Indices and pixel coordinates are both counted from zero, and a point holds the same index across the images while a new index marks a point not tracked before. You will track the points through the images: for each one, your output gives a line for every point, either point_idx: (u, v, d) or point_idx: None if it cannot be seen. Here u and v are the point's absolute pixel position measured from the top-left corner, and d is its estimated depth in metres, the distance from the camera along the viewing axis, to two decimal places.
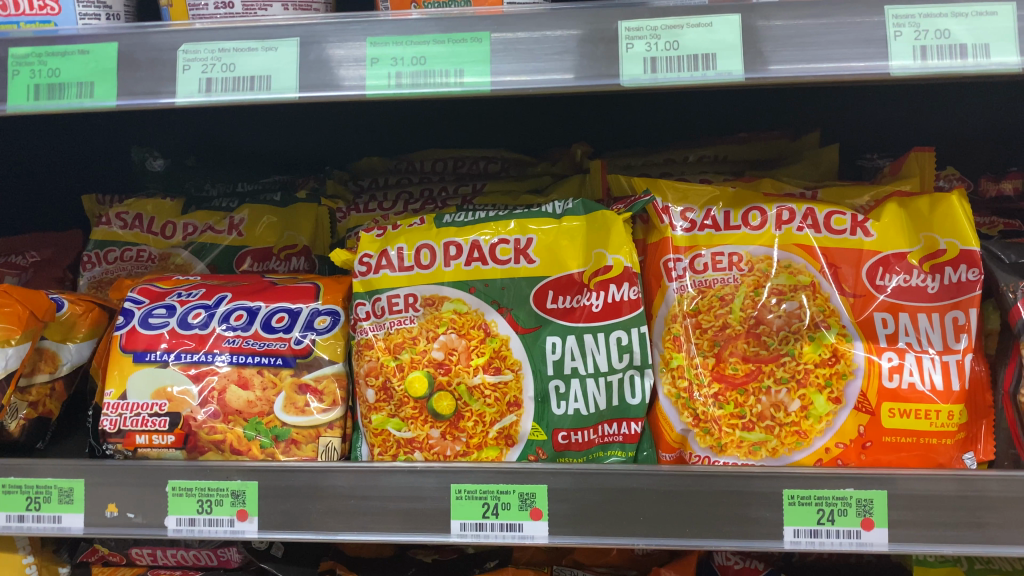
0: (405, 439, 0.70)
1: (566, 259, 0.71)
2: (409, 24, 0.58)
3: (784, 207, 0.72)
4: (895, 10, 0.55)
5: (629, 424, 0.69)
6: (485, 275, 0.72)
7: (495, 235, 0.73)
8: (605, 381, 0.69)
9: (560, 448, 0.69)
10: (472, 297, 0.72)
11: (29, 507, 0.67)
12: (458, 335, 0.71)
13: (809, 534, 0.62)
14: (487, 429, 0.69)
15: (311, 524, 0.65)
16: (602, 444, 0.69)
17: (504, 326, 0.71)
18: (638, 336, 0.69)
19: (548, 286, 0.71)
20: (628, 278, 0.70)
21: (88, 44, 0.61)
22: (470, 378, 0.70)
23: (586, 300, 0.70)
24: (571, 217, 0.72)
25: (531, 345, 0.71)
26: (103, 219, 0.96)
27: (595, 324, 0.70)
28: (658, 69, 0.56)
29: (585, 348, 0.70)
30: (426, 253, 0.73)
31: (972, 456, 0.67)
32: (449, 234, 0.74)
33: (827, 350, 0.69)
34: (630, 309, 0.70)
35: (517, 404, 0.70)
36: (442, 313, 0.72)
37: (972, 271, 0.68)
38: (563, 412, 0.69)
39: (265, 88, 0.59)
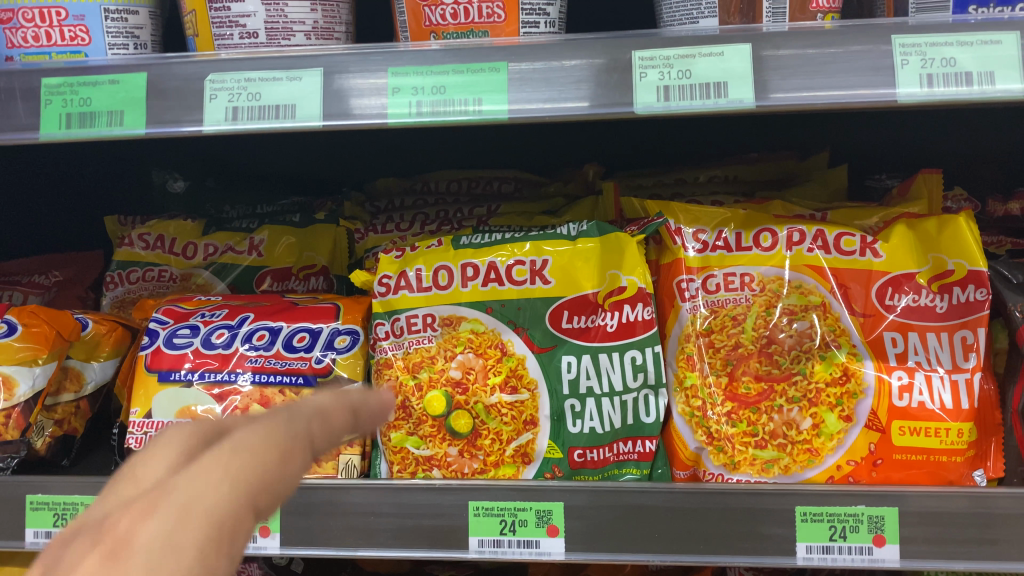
0: (424, 457, 0.71)
1: (581, 280, 0.73)
2: (429, 54, 0.60)
3: (794, 229, 0.74)
4: (902, 38, 0.56)
5: (643, 442, 0.70)
6: (501, 295, 0.74)
7: (511, 257, 0.74)
8: (620, 400, 0.71)
9: (576, 465, 0.71)
10: (489, 317, 0.73)
11: (56, 523, 0.68)
12: (475, 355, 0.73)
13: (821, 550, 0.63)
14: (504, 447, 0.71)
15: (332, 541, 0.66)
16: (617, 462, 0.71)
17: (520, 346, 0.73)
18: (653, 355, 0.71)
19: (563, 306, 0.73)
20: (641, 299, 0.72)
21: (118, 74, 0.63)
22: (488, 397, 0.72)
23: (601, 320, 0.72)
24: (585, 238, 0.74)
25: (547, 364, 0.72)
26: (126, 240, 0.98)
27: (609, 344, 0.71)
28: (671, 97, 0.58)
29: (600, 368, 0.71)
30: (444, 274, 0.75)
31: (982, 473, 0.67)
32: (466, 256, 0.75)
33: (838, 369, 0.70)
34: (643, 329, 0.71)
35: (533, 422, 0.71)
36: (459, 333, 0.74)
37: (980, 291, 0.69)
38: (578, 430, 0.71)
39: (290, 116, 0.61)
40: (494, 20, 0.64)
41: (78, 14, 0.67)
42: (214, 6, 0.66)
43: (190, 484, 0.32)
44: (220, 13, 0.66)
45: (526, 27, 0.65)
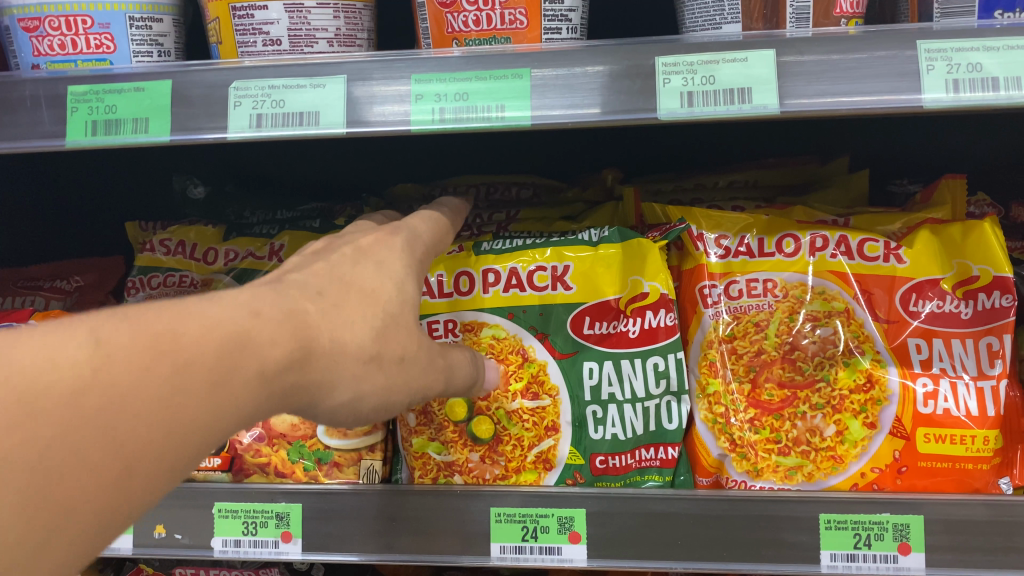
0: (446, 463, 0.72)
1: (603, 286, 0.73)
2: (451, 61, 0.61)
3: (817, 234, 0.73)
4: (927, 44, 0.56)
5: (666, 449, 0.70)
6: (523, 301, 0.74)
7: (533, 262, 0.74)
8: (642, 407, 0.71)
9: (598, 472, 0.70)
10: (510, 323, 0.73)
11: None
12: (497, 360, 0.73)
13: (845, 558, 0.63)
14: (525, 453, 0.72)
15: (349, 546, 0.67)
16: (639, 469, 0.71)
17: (542, 352, 0.73)
18: (675, 362, 0.71)
19: (585, 312, 0.72)
20: (664, 304, 0.71)
21: (143, 82, 0.63)
22: (509, 403, 0.72)
23: (623, 326, 0.72)
24: (606, 244, 0.73)
25: (569, 371, 0.72)
26: (148, 245, 0.99)
27: (631, 350, 0.71)
28: (695, 103, 0.57)
29: (622, 374, 0.71)
30: (465, 280, 0.75)
31: (1008, 480, 0.67)
32: (488, 262, 0.75)
33: (862, 376, 0.70)
34: (667, 335, 0.71)
35: (554, 428, 0.71)
36: (481, 339, 0.74)
37: (1006, 297, 0.68)
38: (600, 437, 0.71)
39: (314, 123, 0.61)
40: (516, 26, 0.64)
41: (103, 22, 0.67)
42: (238, 14, 0.67)
43: (406, 236, 0.57)
44: (243, 21, 0.67)
45: (548, 33, 0.65)
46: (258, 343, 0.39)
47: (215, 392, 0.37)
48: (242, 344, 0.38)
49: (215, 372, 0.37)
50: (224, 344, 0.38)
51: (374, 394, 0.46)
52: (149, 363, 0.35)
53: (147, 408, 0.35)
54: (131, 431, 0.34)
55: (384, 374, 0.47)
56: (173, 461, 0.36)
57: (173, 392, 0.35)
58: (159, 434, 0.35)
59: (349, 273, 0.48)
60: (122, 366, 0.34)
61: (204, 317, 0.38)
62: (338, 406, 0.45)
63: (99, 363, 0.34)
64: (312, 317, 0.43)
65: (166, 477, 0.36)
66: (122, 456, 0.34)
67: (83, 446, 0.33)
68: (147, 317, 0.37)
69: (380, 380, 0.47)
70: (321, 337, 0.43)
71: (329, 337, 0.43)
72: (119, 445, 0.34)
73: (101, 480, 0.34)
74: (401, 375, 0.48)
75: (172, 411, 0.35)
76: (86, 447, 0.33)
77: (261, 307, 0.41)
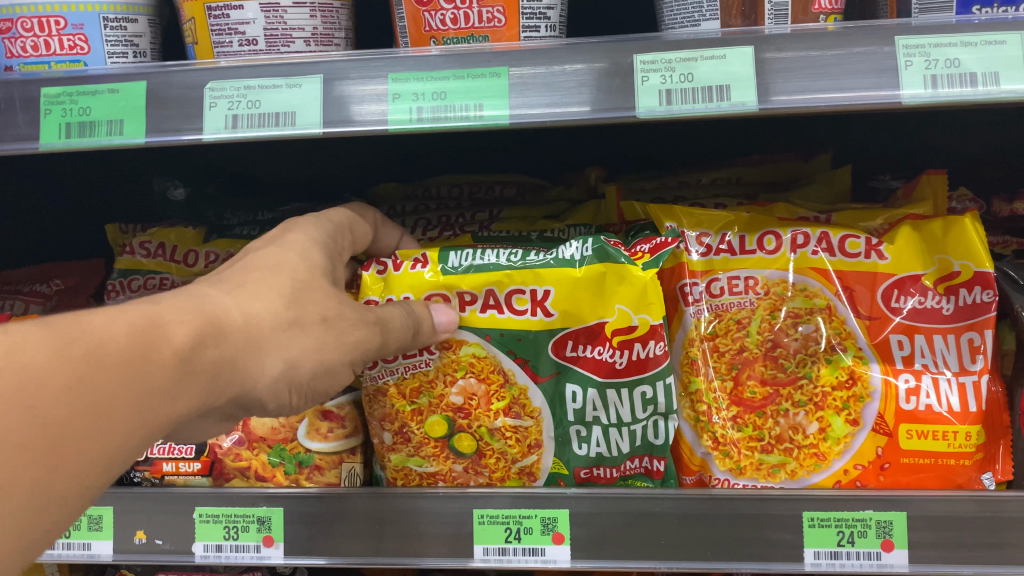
0: (428, 473, 0.72)
1: (584, 313, 0.68)
2: (429, 60, 0.60)
3: (798, 231, 0.73)
4: (905, 40, 0.56)
5: (652, 460, 0.69)
6: (501, 324, 0.69)
7: (509, 284, 0.69)
8: (629, 430, 0.69)
9: (582, 480, 0.71)
10: (489, 346, 0.70)
11: (59, 534, 0.70)
12: (477, 379, 0.70)
13: (828, 556, 0.63)
14: (509, 465, 0.71)
15: (334, 550, 0.67)
16: (625, 476, 0.70)
17: (522, 376, 0.70)
18: (664, 388, 0.68)
19: (568, 335, 0.69)
20: (654, 336, 0.67)
21: (117, 83, 0.62)
22: (491, 422, 0.70)
23: (608, 356, 0.68)
24: (587, 270, 0.67)
25: (550, 392, 0.70)
26: (127, 248, 0.97)
27: (619, 380, 0.68)
28: (673, 101, 0.57)
29: (608, 401, 0.69)
30: (437, 301, 0.70)
31: (990, 476, 0.68)
32: (459, 283, 0.69)
33: (844, 372, 0.70)
34: (656, 364, 0.68)
35: (538, 445, 0.70)
36: (460, 358, 0.70)
37: (987, 292, 0.68)
38: (584, 453, 0.70)
39: (291, 123, 0.61)
40: (494, 25, 0.64)
41: (77, 23, 0.67)
42: (213, 14, 0.66)
43: (311, 221, 0.64)
44: (218, 21, 0.66)
45: (526, 32, 0.65)
46: (167, 326, 0.45)
47: (129, 370, 0.43)
48: (151, 328, 0.45)
49: (127, 354, 0.43)
50: (131, 330, 0.44)
51: (305, 355, 0.52)
52: (62, 345, 0.41)
53: (65, 387, 0.40)
54: (50, 406, 0.39)
55: (311, 335, 0.53)
56: (100, 437, 0.42)
57: (87, 374, 0.41)
58: (80, 410, 0.40)
59: (256, 259, 0.55)
60: (36, 351, 0.40)
61: (114, 315, 0.44)
62: (275, 377, 0.51)
63: (13, 351, 0.39)
64: (217, 301, 0.49)
65: (99, 452, 0.42)
66: (46, 434, 0.39)
67: (9, 425, 0.38)
68: (54, 321, 0.42)
69: (308, 341, 0.53)
70: (231, 315, 0.49)
71: (242, 312, 0.50)
72: (43, 419, 0.39)
73: (33, 451, 0.39)
74: (331, 332, 0.54)
75: (89, 389, 0.41)
76: (13, 425, 0.38)
77: (163, 301, 0.47)
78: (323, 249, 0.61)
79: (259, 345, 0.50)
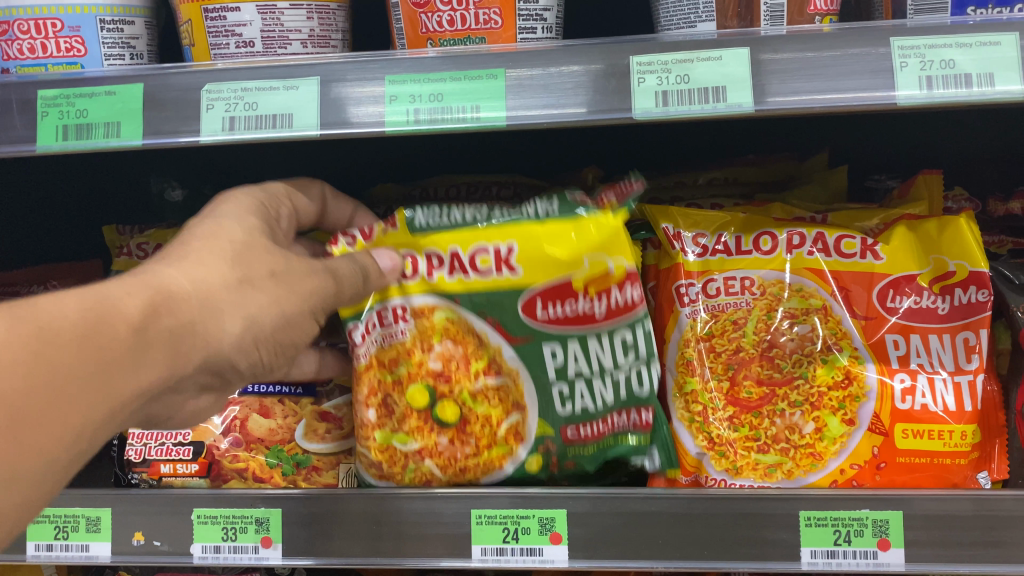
0: (413, 451, 0.69)
1: (551, 265, 0.66)
2: (426, 62, 0.60)
3: (794, 232, 0.73)
4: (900, 41, 0.56)
5: (640, 414, 0.67)
6: (470, 285, 0.67)
7: (475, 242, 0.67)
8: (612, 380, 0.67)
9: (573, 447, 0.68)
10: (460, 308, 0.68)
11: (57, 536, 0.70)
12: (454, 343, 0.69)
13: (825, 555, 0.63)
14: (495, 429, 0.68)
15: (332, 551, 0.67)
16: (616, 438, 0.68)
17: (495, 336, 0.68)
18: (644, 334, 0.67)
19: (536, 293, 0.67)
20: (629, 278, 0.66)
21: (114, 85, 0.62)
22: (472, 384, 0.68)
23: (586, 304, 0.66)
24: (554, 222, 0.66)
25: (529, 351, 0.68)
26: (125, 249, 0.97)
27: (598, 328, 0.67)
28: (669, 102, 0.57)
29: (589, 353, 0.67)
30: (408, 264, 0.67)
31: (987, 475, 0.68)
32: (426, 243, 0.67)
33: (840, 372, 0.70)
34: (632, 309, 0.66)
35: (521, 404, 0.68)
36: (434, 323, 0.68)
37: (982, 292, 0.68)
38: (570, 415, 0.68)
39: (288, 126, 0.61)
40: (491, 26, 0.64)
41: (74, 25, 0.67)
42: (210, 16, 0.66)
43: (247, 190, 0.64)
44: (215, 23, 0.66)
45: (523, 33, 0.65)
46: (117, 302, 0.47)
47: (81, 346, 0.45)
48: (100, 307, 0.47)
49: (77, 331, 0.46)
50: (82, 311, 0.46)
51: (265, 311, 0.54)
52: (13, 326, 0.44)
53: (20, 362, 0.43)
54: (7, 381, 0.43)
55: (264, 291, 0.54)
56: (67, 409, 0.46)
57: (36, 351, 0.44)
58: (33, 382, 0.44)
59: (193, 231, 0.56)
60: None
61: (64, 300, 0.46)
62: (238, 335, 0.53)
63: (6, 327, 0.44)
64: (165, 273, 0.51)
65: (66, 421, 0.46)
66: (42, 397, 0.44)
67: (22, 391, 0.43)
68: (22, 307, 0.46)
69: (263, 297, 0.54)
70: (179, 283, 0.50)
71: (189, 279, 0.51)
72: (35, 385, 0.44)
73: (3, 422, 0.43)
74: (285, 287, 0.55)
75: (42, 362, 0.44)
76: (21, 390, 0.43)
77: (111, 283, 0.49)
78: (269, 212, 0.63)
79: (214, 306, 0.51)
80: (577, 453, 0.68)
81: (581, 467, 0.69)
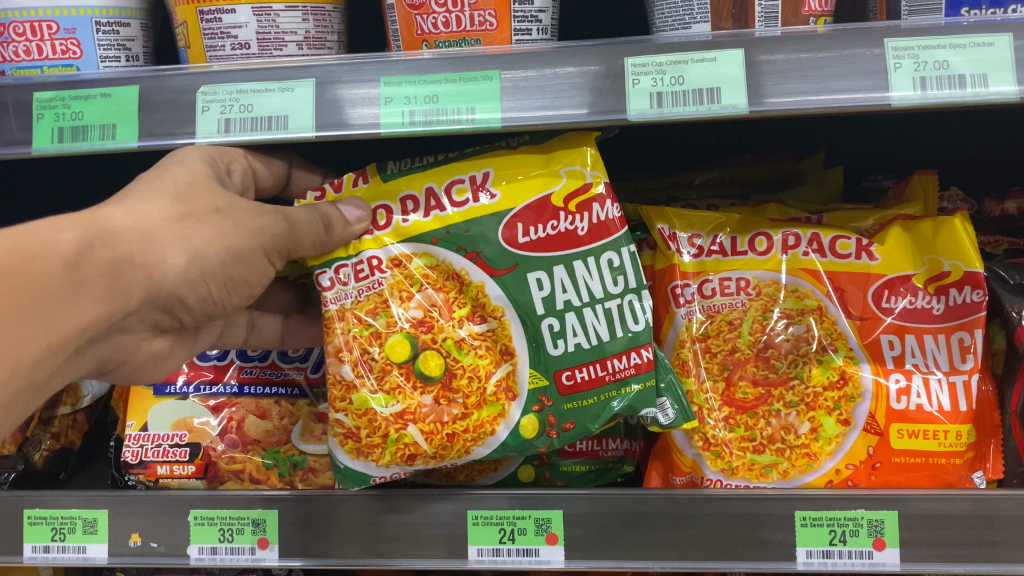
0: (395, 414, 0.65)
1: (530, 185, 0.66)
2: (421, 64, 0.60)
3: (789, 232, 0.73)
4: (894, 42, 0.56)
5: (639, 353, 0.66)
6: (445, 221, 0.66)
7: (448, 177, 0.67)
8: (603, 308, 0.66)
9: (566, 389, 0.66)
10: (438, 249, 0.67)
11: (54, 538, 0.70)
12: (434, 290, 0.67)
13: (821, 555, 0.63)
14: (484, 385, 0.66)
15: (328, 552, 0.67)
16: (616, 382, 0.65)
17: (476, 273, 0.66)
18: (629, 255, 0.66)
19: (516, 218, 0.66)
20: (609, 196, 0.66)
21: (110, 88, 0.62)
22: (456, 332, 0.66)
23: (568, 224, 0.66)
24: (527, 150, 0.67)
25: (513, 286, 0.66)
26: None
27: (583, 249, 0.66)
28: (664, 104, 0.58)
29: (576, 278, 0.66)
30: (382, 214, 0.67)
31: (982, 474, 0.68)
32: (400, 188, 0.67)
33: (835, 373, 0.70)
34: (615, 229, 0.66)
35: (510, 352, 0.66)
36: (412, 270, 0.67)
37: (977, 292, 0.68)
38: (562, 350, 0.66)
39: (283, 127, 0.61)
40: (486, 28, 0.64)
41: (69, 27, 0.67)
42: (206, 18, 0.66)
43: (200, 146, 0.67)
44: (210, 25, 0.66)
45: (518, 34, 0.65)
46: (51, 239, 0.51)
47: (15, 280, 0.49)
48: (34, 244, 0.51)
49: (10, 267, 0.49)
50: (15, 249, 0.50)
51: (208, 244, 0.58)
52: None
53: None
54: None
55: (206, 225, 0.58)
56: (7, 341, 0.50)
57: None
58: None
59: (138, 180, 0.60)
60: None
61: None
62: (182, 267, 0.57)
63: None
64: (101, 213, 0.55)
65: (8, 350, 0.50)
66: None
67: None
68: None
69: (206, 230, 0.58)
70: (114, 221, 0.55)
71: (127, 217, 0.55)
72: None
73: None
74: (229, 221, 0.60)
75: None
76: None
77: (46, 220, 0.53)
78: (220, 165, 0.65)
79: (156, 239, 0.56)
80: (578, 410, 0.66)
81: (583, 428, 0.65)
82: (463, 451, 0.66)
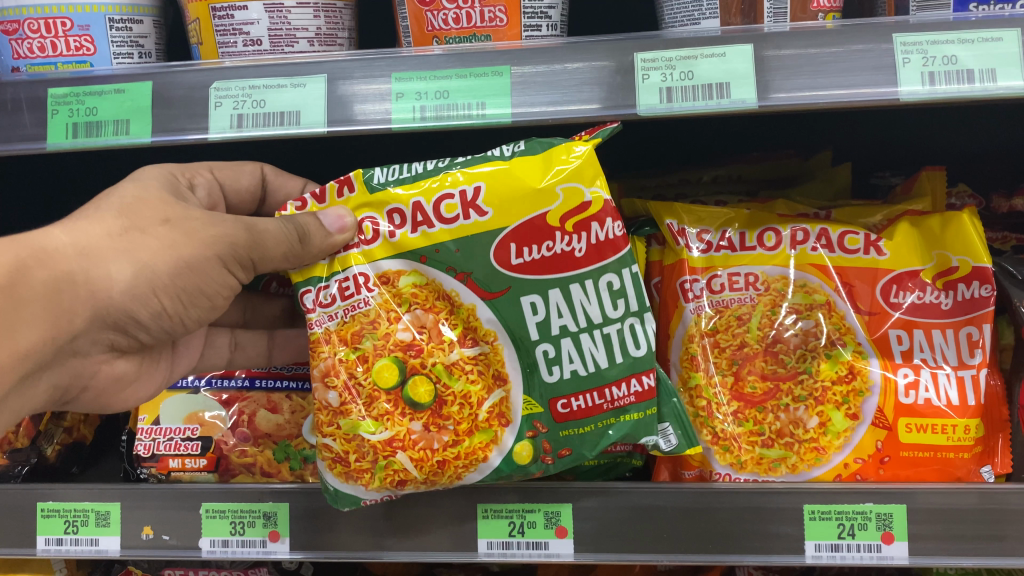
0: (382, 442, 0.62)
1: (524, 203, 0.62)
2: (432, 60, 0.61)
3: (798, 228, 0.73)
4: (903, 37, 0.56)
5: (640, 380, 0.63)
6: (434, 239, 0.63)
7: (439, 188, 0.62)
8: (601, 334, 0.63)
9: (561, 417, 0.64)
10: (428, 267, 0.64)
11: (67, 530, 0.71)
12: (424, 311, 0.64)
13: (829, 548, 0.63)
14: (476, 412, 0.64)
15: (339, 545, 0.67)
16: (614, 410, 0.63)
17: (467, 295, 0.64)
18: (631, 278, 0.63)
19: (510, 238, 0.62)
20: (610, 214, 0.62)
21: (123, 83, 0.63)
22: (447, 356, 0.64)
23: (564, 245, 0.62)
24: (522, 156, 0.62)
25: (505, 310, 0.63)
26: None
27: (580, 272, 0.63)
28: (673, 98, 0.58)
29: (574, 302, 0.63)
30: (368, 226, 0.63)
31: (990, 468, 0.68)
32: (387, 200, 0.63)
33: (844, 367, 0.70)
34: (616, 249, 0.63)
35: (503, 378, 0.64)
36: (401, 289, 0.64)
37: (985, 288, 0.69)
38: (558, 377, 0.64)
39: (295, 122, 0.61)
40: (496, 24, 0.64)
41: (83, 24, 0.67)
42: (218, 14, 0.67)
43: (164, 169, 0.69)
44: (222, 21, 0.67)
45: (527, 30, 0.65)
46: None
47: None
48: None
49: None
50: None
51: (156, 256, 0.59)
52: None
53: None
54: None
55: (155, 237, 0.59)
56: None
57: None
58: None
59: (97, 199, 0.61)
60: None
61: None
62: (130, 282, 0.58)
63: None
64: (46, 236, 0.57)
65: None
66: None
67: None
68: None
69: (155, 242, 0.59)
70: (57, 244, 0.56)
71: (69, 238, 0.57)
72: None
73: None
74: (183, 233, 0.60)
75: None
76: None
77: None
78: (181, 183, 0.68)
79: (98, 257, 0.57)
80: (574, 437, 0.64)
81: (579, 454, 0.64)
82: (453, 478, 0.64)
